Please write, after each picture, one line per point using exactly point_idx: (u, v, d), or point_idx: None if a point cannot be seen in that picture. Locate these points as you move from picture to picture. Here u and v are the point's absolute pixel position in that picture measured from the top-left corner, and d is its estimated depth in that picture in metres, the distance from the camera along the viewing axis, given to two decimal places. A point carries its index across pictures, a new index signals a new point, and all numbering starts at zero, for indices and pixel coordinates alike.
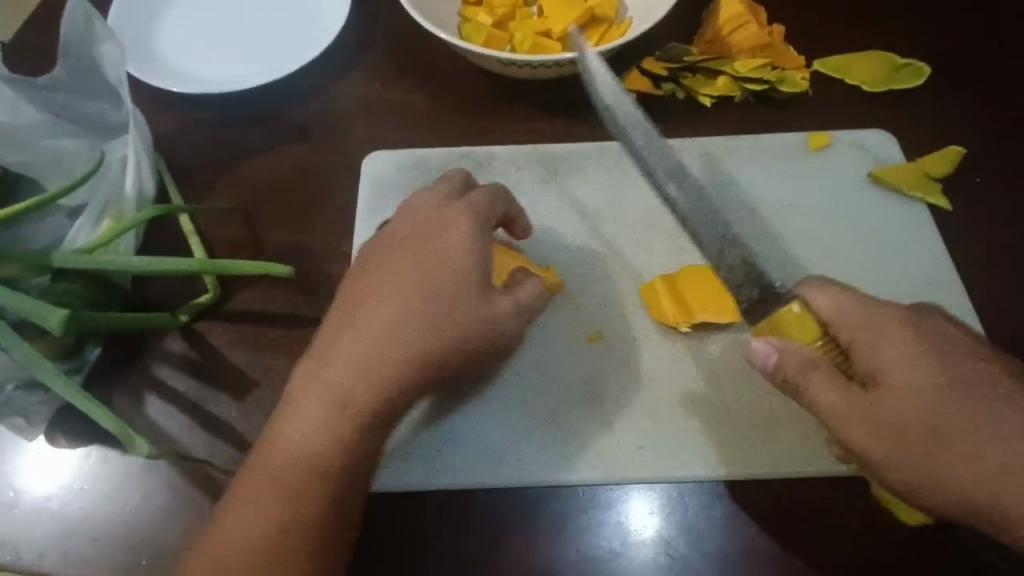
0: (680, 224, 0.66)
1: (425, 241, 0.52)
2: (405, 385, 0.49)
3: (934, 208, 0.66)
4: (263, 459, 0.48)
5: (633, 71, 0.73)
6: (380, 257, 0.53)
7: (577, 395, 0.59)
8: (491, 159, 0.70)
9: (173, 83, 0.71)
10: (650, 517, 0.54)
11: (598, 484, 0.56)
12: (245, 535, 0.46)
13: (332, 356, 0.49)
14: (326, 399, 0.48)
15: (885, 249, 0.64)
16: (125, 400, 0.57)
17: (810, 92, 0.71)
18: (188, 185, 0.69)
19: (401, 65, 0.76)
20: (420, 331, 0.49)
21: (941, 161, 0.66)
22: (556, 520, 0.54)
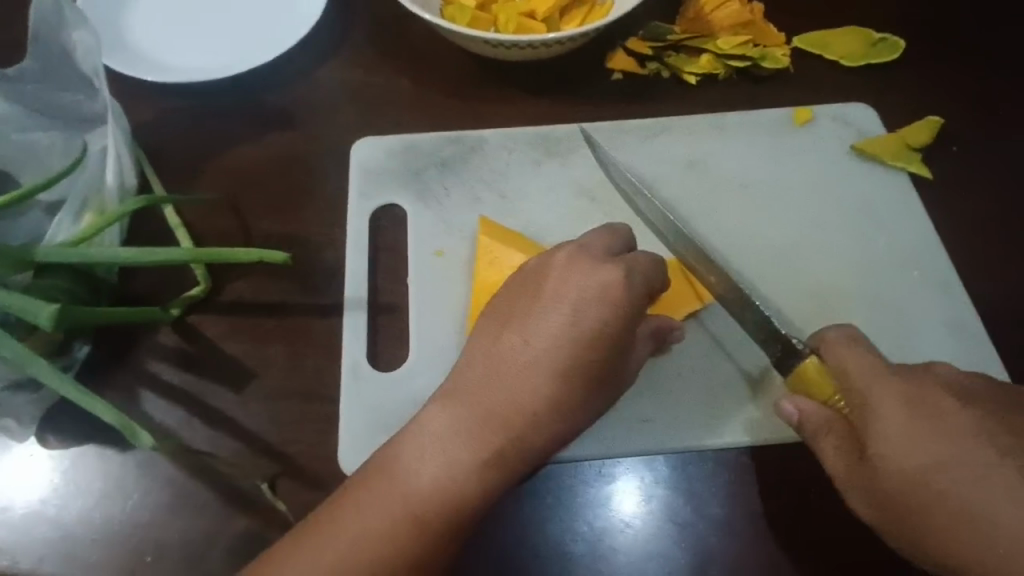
0: (672, 200, 0.67)
1: (590, 272, 0.52)
2: (537, 424, 0.51)
3: (915, 176, 0.67)
4: (371, 488, 0.50)
5: (618, 51, 0.73)
6: (522, 293, 0.55)
7: (666, 401, 0.59)
8: (481, 143, 0.70)
9: (155, 74, 0.69)
10: (653, 486, 0.55)
11: (602, 456, 0.57)
12: (334, 550, 0.48)
13: (496, 385, 0.51)
14: (474, 430, 0.50)
15: (873, 217, 0.66)
16: (118, 397, 0.56)
17: (790, 68, 0.72)
18: (171, 178, 0.68)
19: (384, 50, 0.75)
20: (576, 362, 0.51)
21: (919, 131, 0.68)
22: (563, 494, 0.55)
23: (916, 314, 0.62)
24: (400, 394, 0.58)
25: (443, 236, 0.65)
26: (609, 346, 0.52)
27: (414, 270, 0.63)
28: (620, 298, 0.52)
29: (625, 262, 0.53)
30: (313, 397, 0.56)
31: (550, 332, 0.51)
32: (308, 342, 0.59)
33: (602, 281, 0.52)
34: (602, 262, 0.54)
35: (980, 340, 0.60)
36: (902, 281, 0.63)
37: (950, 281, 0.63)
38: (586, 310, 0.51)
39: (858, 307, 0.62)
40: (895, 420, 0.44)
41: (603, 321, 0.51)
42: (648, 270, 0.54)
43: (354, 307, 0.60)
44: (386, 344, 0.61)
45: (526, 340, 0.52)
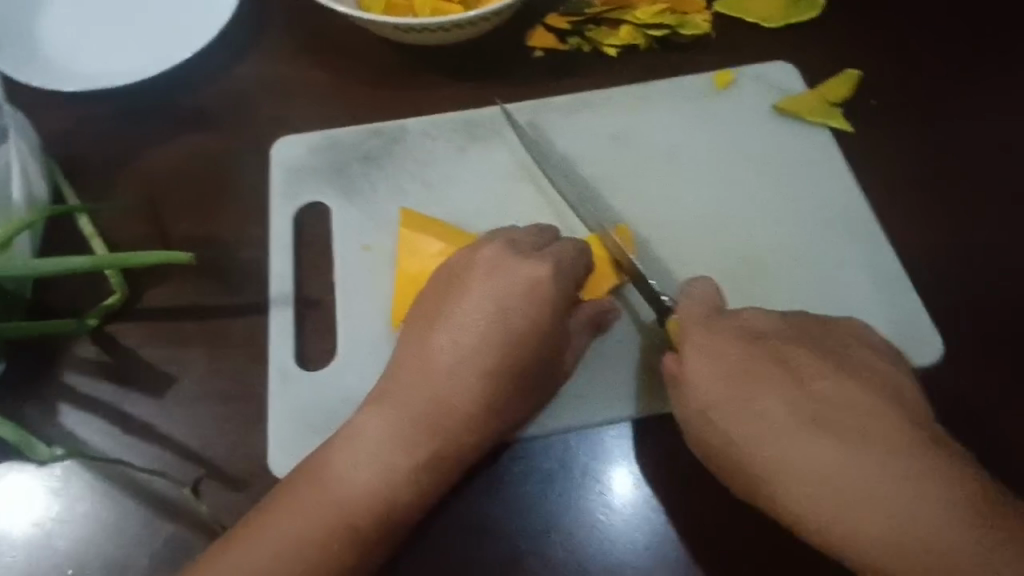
0: (602, 177, 0.66)
1: (516, 268, 0.52)
2: (473, 426, 0.51)
3: (837, 131, 0.67)
4: (300, 494, 0.48)
5: (537, 29, 0.72)
6: (446, 290, 0.54)
7: (597, 377, 0.57)
8: (402, 132, 0.68)
9: (73, 86, 0.68)
10: (586, 467, 0.55)
11: (536, 440, 0.56)
12: (260, 558, 0.46)
13: (427, 387, 0.51)
14: (406, 432, 0.50)
15: (800, 176, 0.65)
16: (37, 413, 0.55)
17: (711, 33, 0.72)
18: (86, 187, 0.66)
19: (301, 41, 0.73)
20: (508, 360, 0.51)
21: (839, 86, 0.68)
22: (496, 482, 0.54)
23: (845, 271, 0.61)
24: (326, 391, 0.57)
25: (368, 228, 0.64)
26: (540, 342, 0.52)
27: (340, 267, 0.62)
28: (547, 293, 0.52)
29: (551, 256, 0.53)
30: (236, 397, 0.56)
31: (478, 331, 0.51)
32: (228, 345, 0.58)
33: (529, 277, 0.52)
34: (528, 256, 0.53)
35: (911, 296, 0.60)
36: (830, 239, 0.63)
37: (875, 236, 0.62)
38: (514, 307, 0.51)
39: (789, 269, 0.62)
40: (701, 375, 0.47)
41: (531, 318, 0.51)
42: (575, 262, 0.54)
43: (281, 303, 0.59)
44: (311, 339, 0.60)
45: (456, 341, 0.51)
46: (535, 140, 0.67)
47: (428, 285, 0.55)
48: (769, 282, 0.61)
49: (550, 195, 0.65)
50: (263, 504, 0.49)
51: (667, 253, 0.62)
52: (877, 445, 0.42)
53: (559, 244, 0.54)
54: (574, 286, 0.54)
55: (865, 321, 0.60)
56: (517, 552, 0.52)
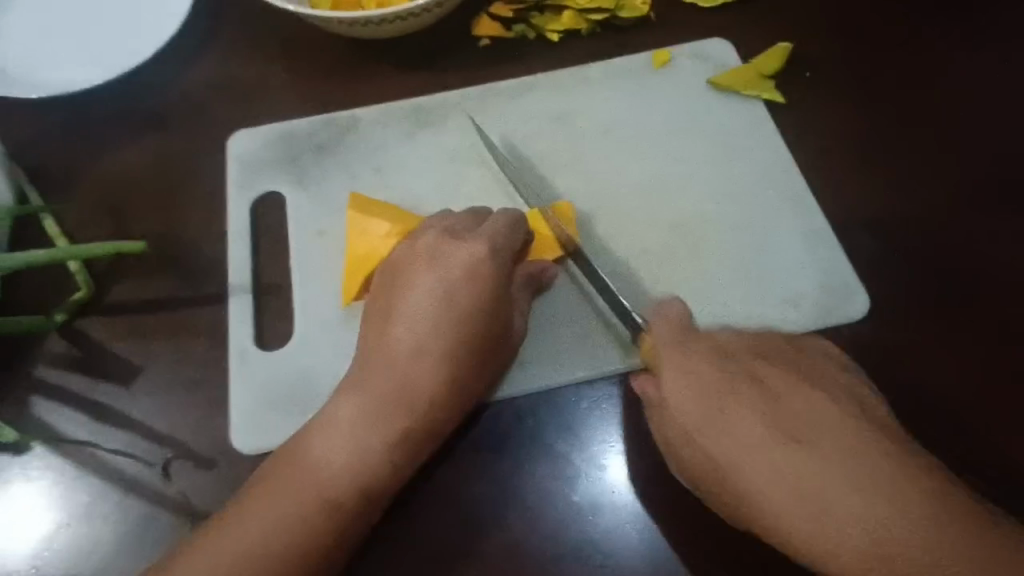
0: (544, 155, 0.68)
1: (456, 249, 0.57)
2: (439, 402, 0.53)
3: (769, 102, 0.70)
4: (276, 477, 0.50)
5: (483, 18, 0.74)
6: (401, 282, 0.57)
7: (542, 344, 0.60)
8: (353, 122, 0.70)
9: (37, 92, 0.70)
10: (546, 437, 0.57)
11: (497, 413, 0.58)
12: (239, 539, 0.48)
13: (389, 368, 0.53)
14: (374, 412, 0.52)
15: (737, 146, 0.68)
16: (10, 406, 0.57)
17: (651, 15, 0.74)
18: (51, 191, 0.69)
19: (255, 41, 0.76)
20: (462, 335, 0.54)
21: (772, 59, 0.70)
22: (461, 457, 0.56)
23: (782, 234, 0.64)
24: (287, 372, 0.59)
25: (323, 216, 0.66)
26: (487, 320, 0.55)
27: (295, 252, 0.64)
28: (484, 271, 0.56)
29: (484, 235, 0.57)
30: (200, 383, 0.58)
31: (428, 314, 0.55)
32: (193, 333, 0.60)
33: (467, 256, 0.56)
34: (464, 238, 0.57)
35: (839, 253, 0.63)
36: (766, 204, 0.65)
37: (807, 199, 0.65)
38: (459, 287, 0.55)
39: (728, 235, 0.64)
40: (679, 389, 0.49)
41: (475, 297, 0.55)
42: (507, 238, 0.58)
43: (240, 292, 0.62)
44: (272, 325, 0.62)
45: (410, 325, 0.54)
46: (479, 123, 0.70)
47: (380, 271, 0.59)
48: (704, 247, 0.64)
49: (494, 173, 0.68)
50: (240, 490, 0.51)
51: (605, 224, 0.65)
52: (834, 457, 0.45)
53: (490, 222, 0.58)
54: (509, 258, 0.58)
55: (796, 278, 0.62)
56: (497, 522, 0.54)
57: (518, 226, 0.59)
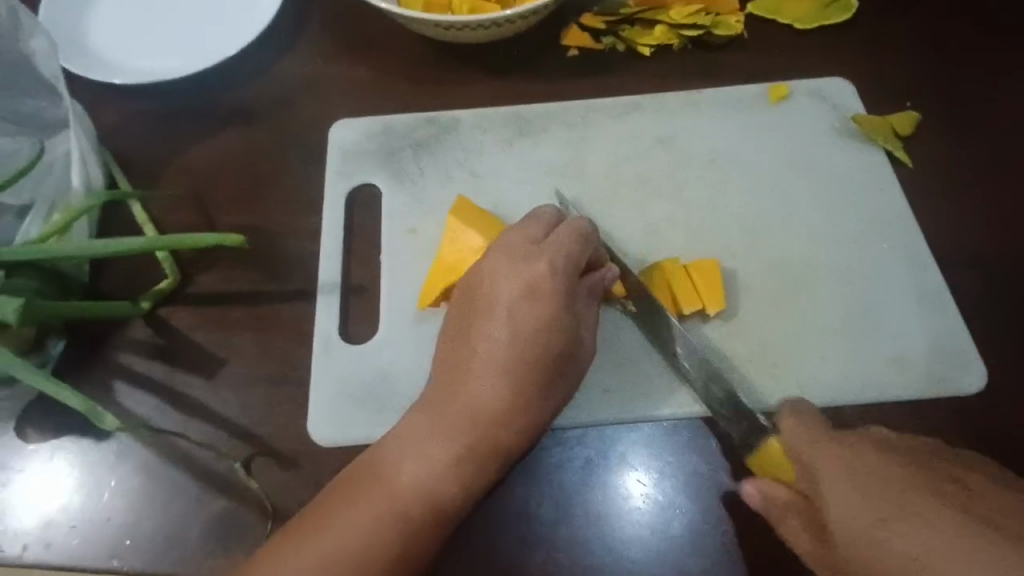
0: (643, 177, 0.67)
1: (518, 263, 0.54)
2: (510, 423, 0.51)
3: (893, 161, 0.66)
4: (353, 481, 0.50)
5: (574, 27, 0.74)
6: (469, 301, 0.55)
7: (635, 378, 0.58)
8: (455, 123, 0.70)
9: (127, 79, 0.70)
10: (642, 476, 0.55)
11: (587, 442, 0.56)
12: (316, 541, 0.47)
13: (461, 385, 0.52)
14: (442, 429, 0.50)
15: (846, 189, 0.66)
16: (93, 390, 0.58)
17: (744, 34, 0.73)
18: (138, 179, 0.69)
19: (343, 40, 0.76)
20: (530, 354, 0.51)
21: (906, 121, 0.67)
22: (548, 479, 0.55)
23: (886, 279, 0.62)
24: (373, 374, 0.58)
25: (416, 213, 0.66)
26: (553, 339, 0.52)
27: (387, 247, 0.64)
28: (543, 291, 0.53)
29: (543, 255, 0.54)
30: (284, 381, 0.58)
31: (494, 333, 0.52)
32: (276, 329, 0.60)
33: (529, 268, 0.53)
34: (527, 253, 0.54)
35: (946, 302, 0.60)
36: (868, 251, 0.63)
37: (915, 246, 0.63)
38: (520, 308, 0.52)
39: (824, 278, 0.62)
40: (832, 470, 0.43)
41: (539, 316, 0.52)
42: (568, 248, 0.54)
43: (327, 291, 0.62)
44: (355, 324, 0.61)
45: (475, 345, 0.52)
46: (581, 137, 0.69)
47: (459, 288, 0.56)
48: (803, 290, 0.62)
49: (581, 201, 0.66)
50: (322, 492, 0.51)
51: (703, 252, 0.64)
52: None
53: (554, 239, 0.55)
54: (577, 272, 0.54)
55: (901, 329, 0.60)
56: (584, 551, 0.52)
57: (584, 243, 0.55)
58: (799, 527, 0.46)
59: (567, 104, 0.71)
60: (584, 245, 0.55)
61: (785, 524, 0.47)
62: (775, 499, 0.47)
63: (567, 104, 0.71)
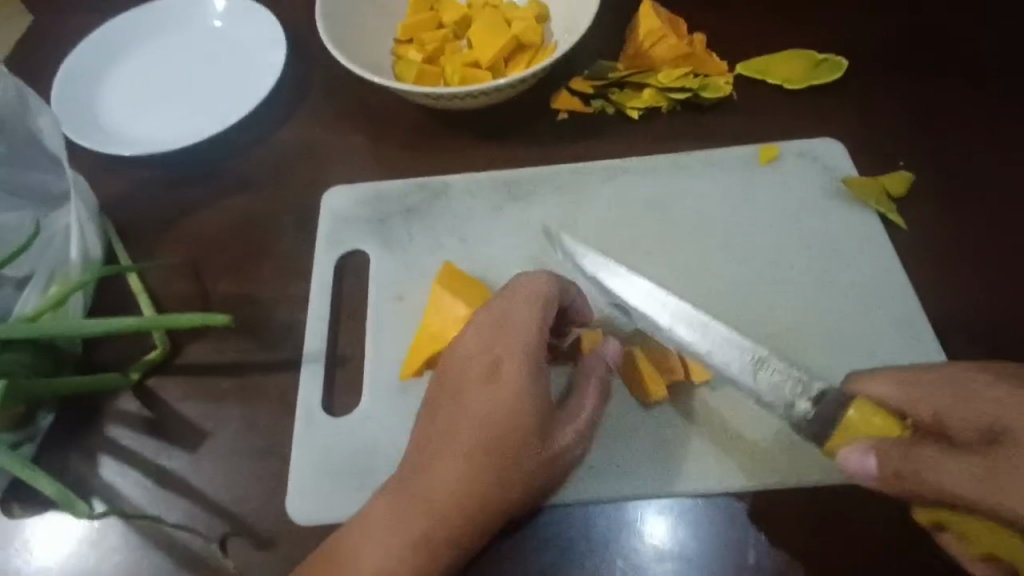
0: (632, 242, 0.67)
1: (481, 341, 0.53)
2: (473, 509, 0.49)
3: (888, 223, 0.65)
4: (328, 556, 0.50)
5: (563, 92, 0.75)
6: (441, 378, 0.54)
7: (618, 454, 0.57)
8: (445, 189, 0.71)
9: (130, 150, 0.72)
10: (629, 559, 0.53)
11: (570, 523, 0.54)
12: None
13: (424, 468, 0.50)
14: (399, 516, 0.49)
15: (839, 253, 0.64)
16: (79, 465, 0.58)
17: (733, 96, 0.73)
18: (136, 248, 0.71)
19: (339, 107, 0.78)
20: (490, 438, 0.49)
21: (897, 182, 0.66)
22: (529, 562, 0.53)
23: (884, 348, 0.60)
24: (355, 449, 0.58)
25: (404, 280, 0.66)
26: (517, 422, 0.50)
27: (374, 316, 0.64)
28: (504, 370, 0.51)
29: (503, 332, 0.52)
30: (266, 455, 0.58)
31: (456, 415, 0.51)
32: (261, 400, 0.60)
33: (491, 348, 0.52)
34: (491, 330, 0.53)
35: None
36: (863, 317, 0.61)
37: (916, 312, 0.60)
38: (481, 389, 0.51)
39: (817, 346, 0.60)
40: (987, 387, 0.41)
41: (498, 397, 0.50)
42: (532, 325, 0.52)
43: (313, 360, 0.62)
44: (340, 394, 0.61)
45: (438, 427, 0.52)
46: (570, 202, 0.69)
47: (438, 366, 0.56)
48: (795, 360, 0.60)
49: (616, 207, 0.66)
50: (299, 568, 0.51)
51: None
52: None
53: (512, 313, 0.53)
54: (539, 348, 0.52)
55: None
56: None
57: (543, 316, 0.53)
58: (940, 456, 0.38)
59: (557, 168, 0.71)
60: (542, 319, 0.52)
61: (926, 466, 0.38)
62: (890, 451, 0.40)
63: (558, 168, 0.71)
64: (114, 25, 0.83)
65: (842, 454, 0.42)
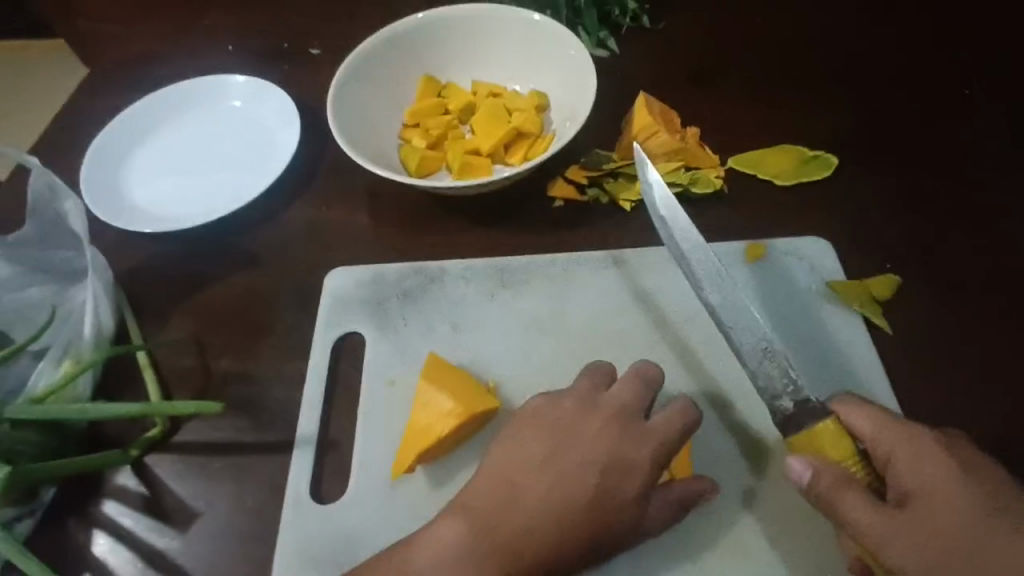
0: (620, 335, 0.68)
1: (624, 429, 0.55)
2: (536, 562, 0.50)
3: (874, 327, 0.66)
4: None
5: (559, 180, 0.77)
6: (549, 424, 0.55)
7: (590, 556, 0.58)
8: (441, 274, 0.73)
9: (151, 226, 0.77)
10: None
11: None
12: None
13: (512, 504, 0.52)
14: (474, 530, 0.51)
15: (824, 356, 0.65)
16: (76, 539, 0.61)
17: (725, 189, 0.75)
18: (147, 321, 0.74)
19: (346, 187, 0.82)
20: (583, 519, 0.51)
21: (884, 285, 0.67)
22: None
23: None
24: (339, 538, 0.60)
25: (396, 366, 0.68)
26: (611, 512, 0.52)
27: (364, 401, 0.66)
28: (631, 462, 0.53)
29: (651, 430, 0.55)
30: (254, 540, 0.60)
31: (559, 469, 0.53)
32: (252, 483, 0.62)
33: (630, 440, 0.54)
34: (628, 419, 0.55)
35: None
36: None
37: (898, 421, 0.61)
38: (603, 471, 0.52)
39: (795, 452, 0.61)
40: (928, 462, 0.46)
41: (609, 480, 0.52)
42: (675, 428, 0.55)
43: (303, 444, 0.64)
44: (328, 479, 0.63)
45: (539, 471, 0.53)
46: (563, 291, 0.71)
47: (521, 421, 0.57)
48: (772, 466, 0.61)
49: (659, 191, 0.63)
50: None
51: None
52: None
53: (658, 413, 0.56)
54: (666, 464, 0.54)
55: None
56: None
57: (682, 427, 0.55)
58: (857, 501, 0.46)
59: (551, 258, 0.73)
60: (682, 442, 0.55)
61: (839, 500, 0.47)
62: (826, 476, 0.47)
63: (554, 257, 0.73)
64: (142, 102, 0.89)
65: (792, 458, 0.49)
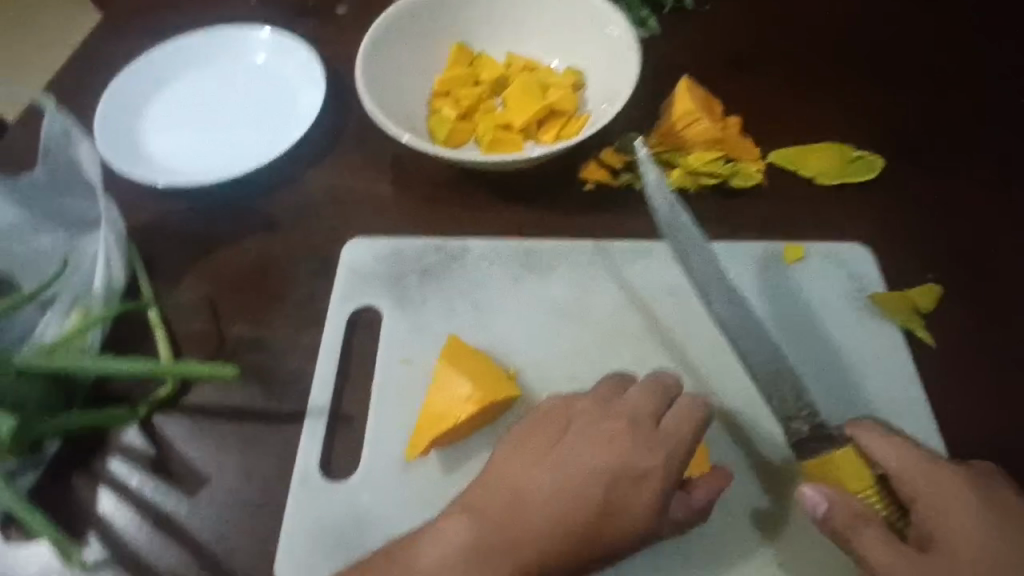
0: (644, 329, 0.66)
1: (637, 436, 0.53)
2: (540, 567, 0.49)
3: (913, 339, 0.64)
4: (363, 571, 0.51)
5: (592, 162, 0.74)
6: (561, 427, 0.55)
7: None
8: (463, 253, 0.71)
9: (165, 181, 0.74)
10: None
11: None
12: None
13: (516, 505, 0.51)
14: (478, 531, 0.50)
15: (851, 367, 0.63)
16: (79, 496, 0.59)
17: (764, 184, 0.72)
18: (159, 278, 0.72)
19: (370, 155, 0.79)
20: (589, 524, 0.50)
21: (928, 298, 0.64)
22: None
23: None
24: (348, 514, 0.59)
25: (413, 343, 0.66)
26: (622, 520, 0.50)
27: (379, 377, 0.65)
28: (643, 470, 0.51)
29: (666, 436, 0.52)
30: (260, 511, 0.58)
31: (567, 472, 0.52)
32: (261, 452, 0.61)
33: (644, 446, 0.52)
34: (644, 426, 0.53)
35: None
36: None
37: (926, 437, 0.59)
38: (614, 479, 0.51)
39: None
40: (949, 498, 0.47)
41: (621, 487, 0.51)
42: (690, 435, 0.53)
43: (315, 416, 0.62)
44: (338, 453, 0.62)
45: (547, 471, 0.52)
46: (587, 280, 0.69)
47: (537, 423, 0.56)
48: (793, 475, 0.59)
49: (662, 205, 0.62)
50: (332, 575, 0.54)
51: None
52: None
53: (671, 416, 0.54)
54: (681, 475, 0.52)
55: None
56: None
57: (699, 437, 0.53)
58: (875, 536, 0.45)
59: (578, 245, 0.71)
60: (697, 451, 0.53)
61: (857, 537, 0.46)
62: (844, 509, 0.46)
63: (580, 243, 0.71)
64: (162, 50, 0.85)
65: (806, 486, 0.47)
